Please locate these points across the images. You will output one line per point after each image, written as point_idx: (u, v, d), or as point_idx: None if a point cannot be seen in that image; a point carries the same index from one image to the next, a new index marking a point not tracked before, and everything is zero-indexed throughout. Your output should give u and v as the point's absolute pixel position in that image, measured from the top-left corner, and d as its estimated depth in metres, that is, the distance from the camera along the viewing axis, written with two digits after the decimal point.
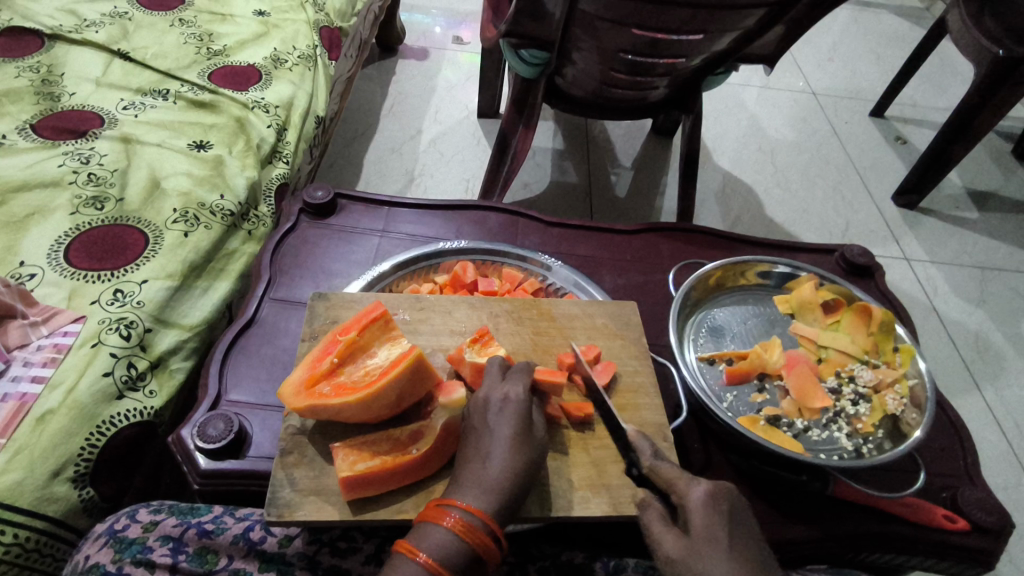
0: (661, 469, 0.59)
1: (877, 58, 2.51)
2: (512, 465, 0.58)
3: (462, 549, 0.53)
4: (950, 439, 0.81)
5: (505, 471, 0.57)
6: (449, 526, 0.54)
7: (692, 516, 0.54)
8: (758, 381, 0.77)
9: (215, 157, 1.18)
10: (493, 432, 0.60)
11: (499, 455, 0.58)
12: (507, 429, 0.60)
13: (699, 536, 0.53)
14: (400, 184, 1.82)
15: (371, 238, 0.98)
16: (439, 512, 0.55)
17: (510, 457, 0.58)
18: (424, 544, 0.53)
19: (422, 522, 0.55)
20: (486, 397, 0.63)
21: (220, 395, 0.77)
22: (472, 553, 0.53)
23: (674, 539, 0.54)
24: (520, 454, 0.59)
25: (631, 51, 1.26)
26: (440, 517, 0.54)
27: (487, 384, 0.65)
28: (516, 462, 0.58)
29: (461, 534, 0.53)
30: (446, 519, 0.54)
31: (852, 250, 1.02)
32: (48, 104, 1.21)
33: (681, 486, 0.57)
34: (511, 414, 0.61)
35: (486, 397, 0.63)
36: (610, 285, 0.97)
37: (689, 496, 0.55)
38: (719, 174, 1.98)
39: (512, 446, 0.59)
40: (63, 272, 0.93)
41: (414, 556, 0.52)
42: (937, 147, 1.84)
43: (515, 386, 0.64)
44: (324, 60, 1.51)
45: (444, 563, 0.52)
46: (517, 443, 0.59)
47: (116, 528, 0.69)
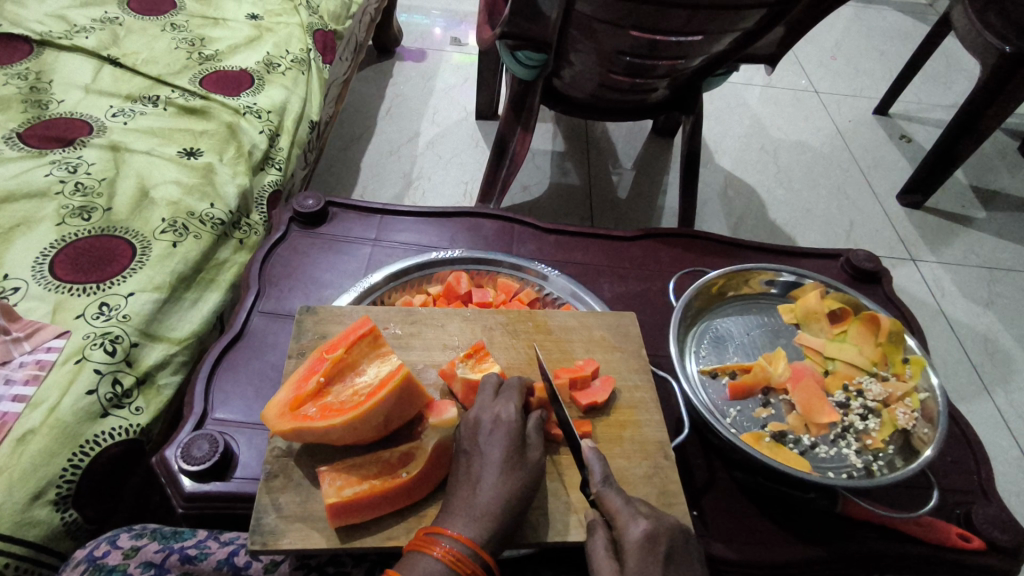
0: (608, 501, 0.55)
1: (880, 56, 2.48)
2: (506, 491, 0.56)
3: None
4: (962, 453, 0.78)
5: (497, 497, 0.55)
6: (439, 556, 0.51)
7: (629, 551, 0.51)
8: (763, 395, 0.75)
9: (205, 165, 1.15)
10: (484, 455, 0.58)
11: (491, 480, 0.56)
12: (499, 451, 0.58)
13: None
14: (397, 188, 1.80)
15: (364, 247, 0.96)
16: (428, 541, 0.52)
17: (502, 481, 0.56)
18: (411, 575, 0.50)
19: (409, 553, 0.53)
20: (477, 417, 0.61)
21: (206, 413, 0.74)
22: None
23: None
24: (513, 478, 0.57)
25: (629, 53, 1.24)
26: (429, 547, 0.52)
27: (479, 404, 0.62)
28: (509, 487, 0.56)
29: (452, 564, 0.51)
30: (435, 549, 0.52)
31: (858, 255, 0.99)
32: (35, 112, 1.18)
33: (623, 521, 0.53)
34: (503, 435, 0.59)
35: (477, 418, 0.60)
36: (609, 293, 0.94)
37: (627, 532, 0.52)
38: (721, 175, 1.95)
39: (503, 471, 0.57)
40: (48, 285, 0.90)
41: None
42: (943, 146, 1.81)
43: (507, 405, 0.61)
44: (317, 64, 1.48)
45: None
46: (509, 466, 0.57)
47: (96, 555, 0.67)
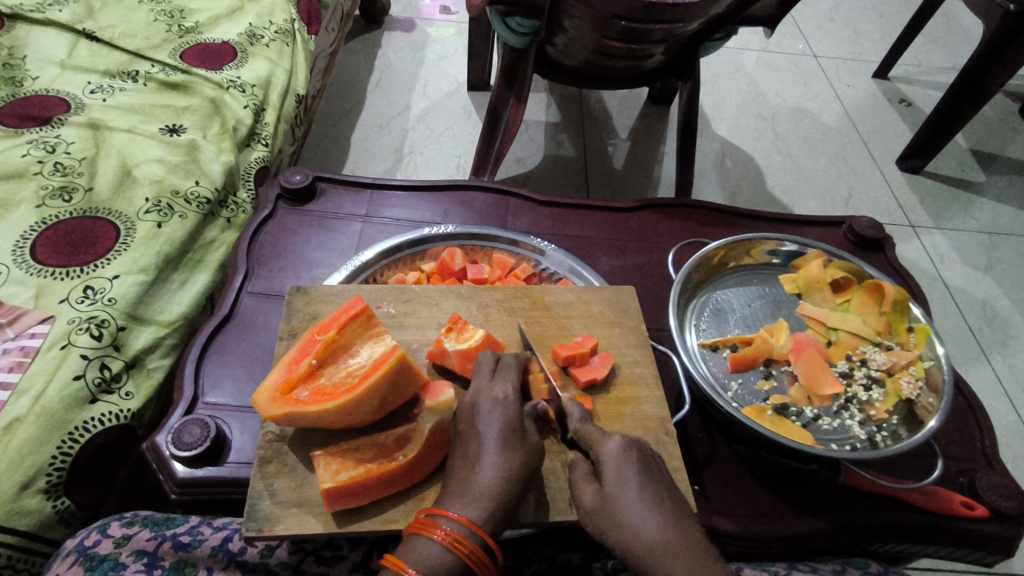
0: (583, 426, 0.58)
1: (880, 17, 2.42)
2: (503, 468, 0.54)
3: (454, 565, 0.48)
4: (966, 422, 0.77)
5: (495, 476, 0.53)
6: (439, 539, 0.49)
7: (606, 464, 0.54)
8: (765, 367, 0.73)
9: (189, 142, 1.12)
10: (481, 436, 0.56)
11: (489, 459, 0.54)
12: (496, 431, 0.56)
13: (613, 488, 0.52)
14: (388, 163, 1.76)
15: (354, 223, 0.93)
16: (429, 524, 0.50)
17: (500, 460, 0.54)
18: (412, 559, 0.48)
19: (410, 536, 0.51)
20: (474, 400, 0.59)
21: (197, 398, 0.73)
22: (465, 568, 0.49)
23: (594, 491, 0.53)
24: (511, 456, 0.55)
25: (624, 17, 1.20)
26: (429, 530, 0.50)
27: (475, 386, 0.60)
28: (506, 464, 0.54)
29: (453, 547, 0.49)
30: (437, 532, 0.50)
31: (861, 222, 0.97)
32: (9, 90, 1.14)
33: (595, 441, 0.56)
34: (501, 415, 0.57)
35: (474, 401, 0.59)
36: (606, 267, 0.92)
37: (602, 450, 0.55)
38: (718, 143, 1.92)
39: (500, 451, 0.55)
40: (30, 269, 0.88)
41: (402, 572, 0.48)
42: (945, 108, 1.77)
43: (504, 385, 0.60)
44: (302, 35, 1.43)
45: None
46: (507, 446, 0.55)
47: (87, 545, 0.65)
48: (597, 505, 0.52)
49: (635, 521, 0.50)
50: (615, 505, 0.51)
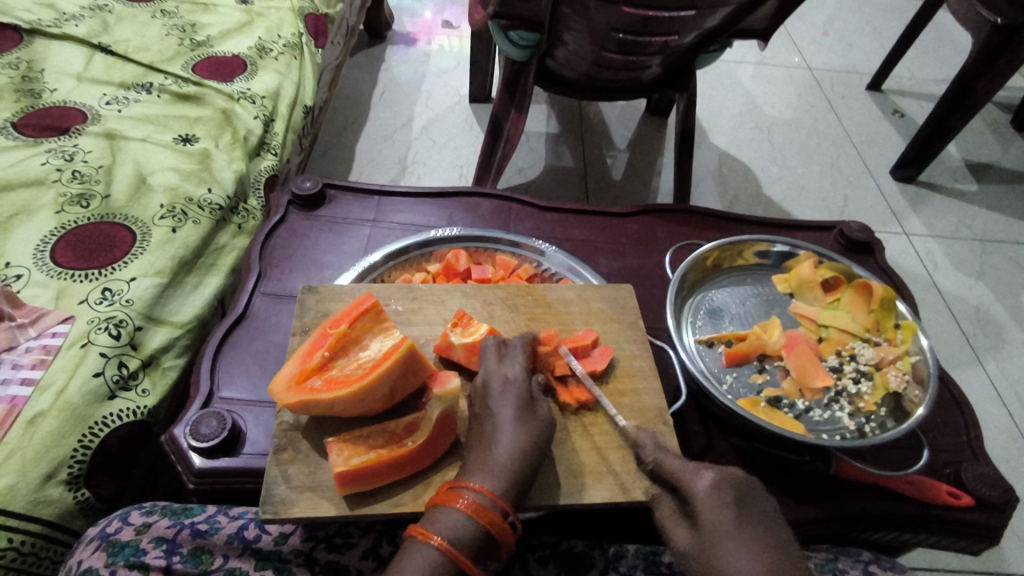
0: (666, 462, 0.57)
1: (873, 31, 2.48)
2: (519, 442, 0.57)
3: (476, 532, 0.52)
4: (954, 416, 0.80)
5: (512, 449, 0.57)
6: (462, 508, 0.53)
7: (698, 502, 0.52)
8: (758, 362, 0.76)
9: (202, 151, 1.16)
10: (496, 413, 0.60)
11: (506, 435, 0.58)
12: (510, 408, 0.60)
13: (704, 536, 0.50)
14: (392, 173, 1.80)
15: (362, 228, 0.96)
16: (451, 495, 0.54)
17: (516, 436, 0.58)
18: (436, 527, 0.52)
19: (435, 505, 0.54)
20: (485, 380, 0.63)
21: (212, 392, 0.76)
22: (488, 535, 0.52)
23: (687, 532, 0.52)
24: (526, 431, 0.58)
25: (622, 29, 1.24)
26: (452, 500, 0.53)
27: (485, 366, 0.64)
28: (521, 438, 0.58)
29: (474, 514, 0.52)
30: (459, 502, 0.53)
31: (850, 226, 1.01)
32: (28, 101, 1.18)
33: (686, 478, 0.54)
34: (514, 394, 0.61)
35: (485, 381, 0.63)
36: (605, 269, 0.95)
37: (694, 486, 0.53)
38: (715, 153, 1.96)
39: (515, 426, 0.58)
40: (50, 272, 0.91)
41: (428, 539, 0.51)
42: (936, 119, 1.82)
43: (512, 366, 0.64)
44: (310, 48, 1.48)
45: (457, 546, 0.51)
46: (521, 422, 0.59)
47: (108, 532, 0.68)
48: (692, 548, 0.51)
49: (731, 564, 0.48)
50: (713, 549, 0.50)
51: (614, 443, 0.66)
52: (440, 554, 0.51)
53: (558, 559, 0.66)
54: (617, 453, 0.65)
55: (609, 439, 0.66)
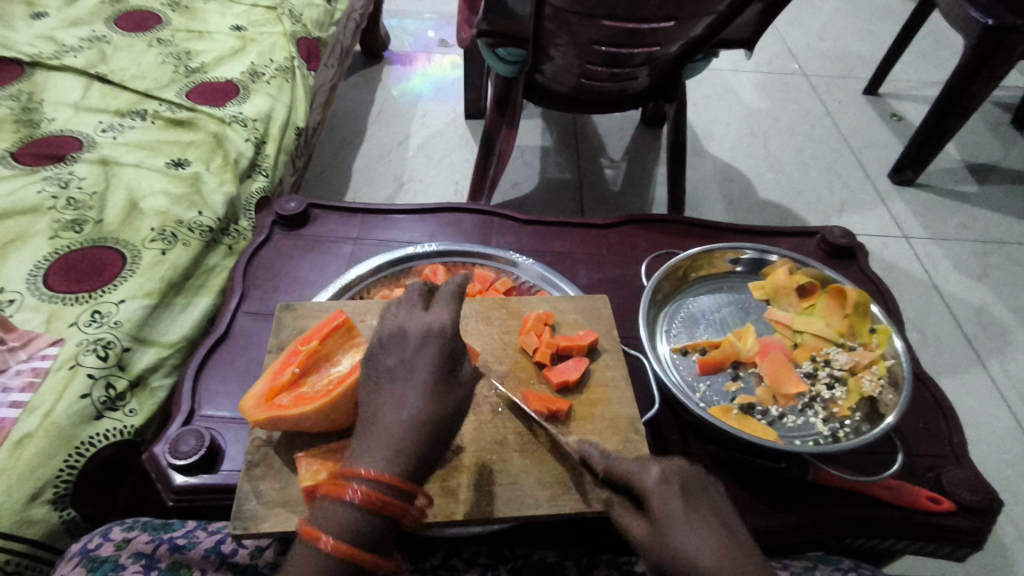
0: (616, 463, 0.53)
1: (869, 35, 2.48)
2: (424, 411, 0.55)
3: (366, 518, 0.50)
4: (935, 419, 0.79)
5: (415, 420, 0.54)
6: (349, 499, 0.51)
7: (649, 495, 0.49)
8: (732, 369, 0.76)
9: (193, 174, 1.18)
10: (409, 376, 0.56)
11: (416, 403, 0.55)
12: (425, 373, 0.56)
13: (660, 532, 0.47)
14: (388, 190, 1.82)
15: (346, 245, 0.98)
16: (338, 487, 0.52)
17: (423, 408, 0.55)
18: (323, 525, 0.50)
19: (324, 497, 0.52)
20: (407, 329, 0.59)
21: (193, 411, 0.77)
22: (379, 517, 0.51)
23: (643, 527, 0.49)
24: (436, 399, 0.55)
25: (605, 43, 1.26)
26: (338, 493, 0.51)
27: (408, 313, 0.60)
28: (427, 411, 0.55)
29: (363, 503, 0.50)
30: (346, 493, 0.51)
31: (833, 232, 1.00)
32: (27, 131, 1.22)
33: (634, 471, 0.51)
34: (434, 356, 0.57)
35: (407, 332, 0.58)
36: (585, 280, 0.96)
37: (642, 478, 0.50)
38: (710, 162, 1.96)
39: (427, 394, 0.55)
40: (42, 296, 0.94)
41: (317, 540, 0.50)
42: (931, 121, 1.81)
43: (440, 314, 0.59)
44: (302, 71, 1.51)
45: (347, 539, 0.50)
46: (434, 389, 0.56)
47: (89, 548, 0.69)
48: (650, 540, 0.48)
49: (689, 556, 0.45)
50: (667, 538, 0.46)
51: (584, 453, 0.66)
52: (331, 553, 0.49)
53: (529, 569, 0.67)
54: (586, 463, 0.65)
55: None
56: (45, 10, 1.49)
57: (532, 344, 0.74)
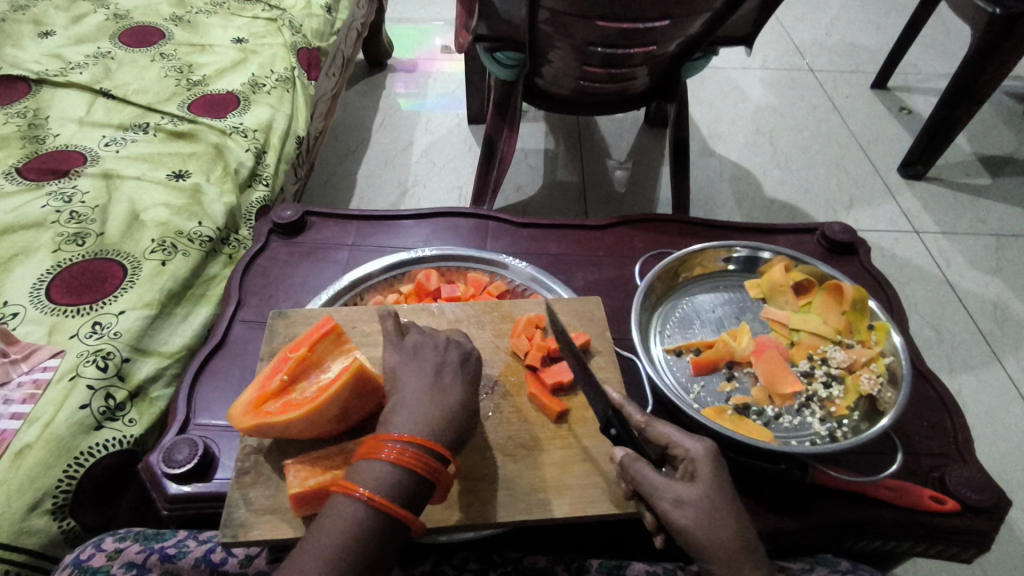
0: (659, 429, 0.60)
1: (877, 29, 2.45)
2: (454, 403, 0.59)
3: (404, 477, 0.53)
4: (937, 415, 0.77)
5: (454, 407, 0.59)
6: (388, 458, 0.53)
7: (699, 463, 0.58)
8: (727, 369, 0.75)
9: (193, 186, 1.20)
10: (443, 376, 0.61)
11: (448, 396, 0.59)
12: (454, 378, 0.61)
13: (711, 486, 0.56)
14: (393, 197, 1.83)
15: (342, 252, 0.98)
16: (377, 446, 0.54)
17: (457, 400, 0.59)
18: (361, 481, 0.52)
19: (359, 460, 0.54)
20: (443, 343, 0.65)
21: (189, 419, 0.77)
22: (415, 479, 0.53)
23: (684, 486, 0.56)
24: (464, 399, 0.60)
25: (601, 44, 1.25)
26: (377, 452, 0.53)
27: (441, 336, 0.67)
28: (457, 406, 0.59)
29: (401, 462, 0.53)
30: (385, 451, 0.53)
31: (833, 228, 0.99)
32: (33, 147, 1.24)
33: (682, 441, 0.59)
34: (462, 370, 0.63)
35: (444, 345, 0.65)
36: (581, 281, 0.95)
37: (693, 448, 0.59)
38: (715, 161, 1.94)
39: (457, 392, 0.60)
40: (44, 308, 0.95)
41: (354, 493, 0.51)
42: (941, 113, 1.78)
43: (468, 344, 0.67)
44: (303, 81, 1.52)
45: (385, 495, 0.51)
46: (461, 393, 0.60)
47: (82, 558, 0.70)
48: (692, 500, 0.55)
49: (726, 514, 0.55)
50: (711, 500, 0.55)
51: (575, 457, 0.66)
52: (369, 506, 0.51)
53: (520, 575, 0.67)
54: (577, 466, 0.65)
55: (570, 453, 0.66)
56: (52, 28, 1.52)
57: (523, 348, 0.73)
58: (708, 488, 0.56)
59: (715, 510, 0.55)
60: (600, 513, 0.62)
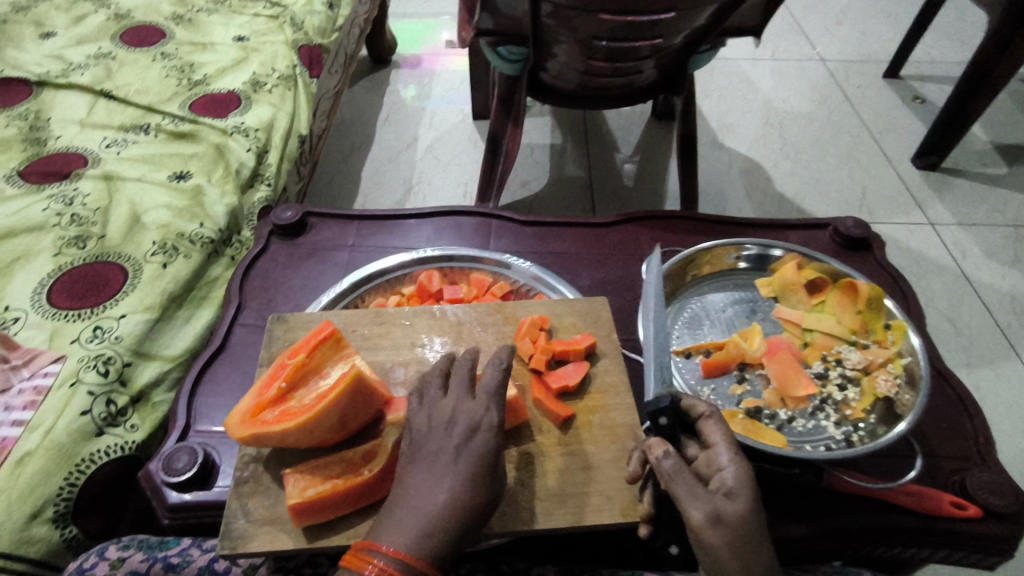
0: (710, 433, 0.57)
1: (889, 17, 2.40)
2: (452, 502, 0.52)
3: None
4: (956, 416, 0.75)
5: (449, 510, 0.52)
6: (370, 575, 0.49)
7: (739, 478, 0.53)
8: (738, 371, 0.73)
9: (194, 187, 1.18)
10: (445, 465, 0.54)
11: (445, 492, 0.52)
12: (458, 462, 0.54)
13: (750, 506, 0.51)
14: (397, 194, 1.81)
15: (343, 253, 0.97)
16: (360, 559, 0.50)
17: (453, 500, 0.52)
18: None
19: (342, 573, 0.51)
20: (452, 417, 0.56)
21: (189, 425, 0.76)
22: None
23: (724, 500, 0.51)
24: (468, 491, 0.53)
25: (606, 37, 1.22)
26: (360, 566, 0.50)
27: (455, 400, 0.57)
28: (452, 509, 0.52)
29: None
30: (368, 567, 0.50)
31: (846, 222, 0.96)
32: (34, 149, 1.23)
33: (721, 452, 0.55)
34: (466, 453, 0.54)
35: (453, 418, 0.56)
36: (587, 281, 0.93)
37: (731, 464, 0.54)
38: (724, 153, 1.91)
39: (459, 483, 0.53)
40: (45, 313, 0.94)
41: None
42: (956, 102, 1.73)
43: (487, 411, 0.57)
44: (304, 79, 1.51)
45: None
46: (466, 481, 0.53)
47: (84, 567, 0.69)
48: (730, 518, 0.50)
49: (759, 540, 0.50)
50: (746, 528, 0.50)
51: (581, 464, 0.64)
52: None
53: None
54: (583, 473, 0.63)
55: (576, 460, 0.64)
56: (53, 29, 1.51)
57: (527, 351, 0.71)
58: (747, 508, 0.51)
59: (749, 537, 0.49)
60: (608, 522, 0.60)
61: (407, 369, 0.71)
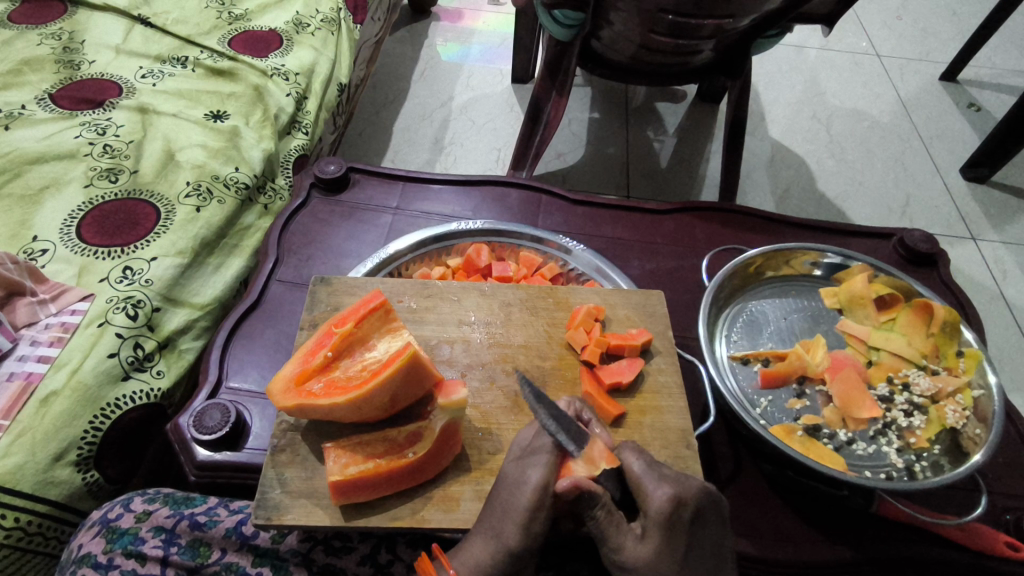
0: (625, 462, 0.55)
1: (952, 15, 2.27)
2: (515, 549, 0.50)
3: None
4: (1018, 456, 0.72)
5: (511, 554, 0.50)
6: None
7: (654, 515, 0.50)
8: (798, 385, 0.71)
9: (231, 128, 1.14)
10: (505, 510, 0.52)
11: (511, 534, 0.50)
12: (524, 510, 0.51)
13: (660, 553, 0.50)
14: (428, 153, 1.75)
15: (384, 215, 0.93)
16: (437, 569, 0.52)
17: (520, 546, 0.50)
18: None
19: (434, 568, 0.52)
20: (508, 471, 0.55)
21: (220, 381, 0.74)
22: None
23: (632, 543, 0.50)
24: (531, 538, 0.51)
25: (673, 12, 1.14)
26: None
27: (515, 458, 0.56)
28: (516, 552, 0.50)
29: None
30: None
31: (913, 235, 0.92)
32: (67, 72, 1.18)
33: (646, 487, 0.52)
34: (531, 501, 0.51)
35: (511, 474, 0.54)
36: (636, 270, 0.89)
37: (651, 498, 0.51)
38: (767, 143, 1.84)
39: (523, 531, 0.50)
40: (74, 247, 0.91)
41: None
42: (1016, 114, 1.65)
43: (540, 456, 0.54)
44: (348, 24, 1.44)
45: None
46: (529, 529, 0.51)
47: (110, 517, 0.68)
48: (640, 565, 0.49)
49: None
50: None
51: None
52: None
53: None
54: None
55: None
56: None
57: (580, 341, 0.68)
58: (655, 551, 0.50)
59: None
60: None
61: (453, 347, 0.68)
